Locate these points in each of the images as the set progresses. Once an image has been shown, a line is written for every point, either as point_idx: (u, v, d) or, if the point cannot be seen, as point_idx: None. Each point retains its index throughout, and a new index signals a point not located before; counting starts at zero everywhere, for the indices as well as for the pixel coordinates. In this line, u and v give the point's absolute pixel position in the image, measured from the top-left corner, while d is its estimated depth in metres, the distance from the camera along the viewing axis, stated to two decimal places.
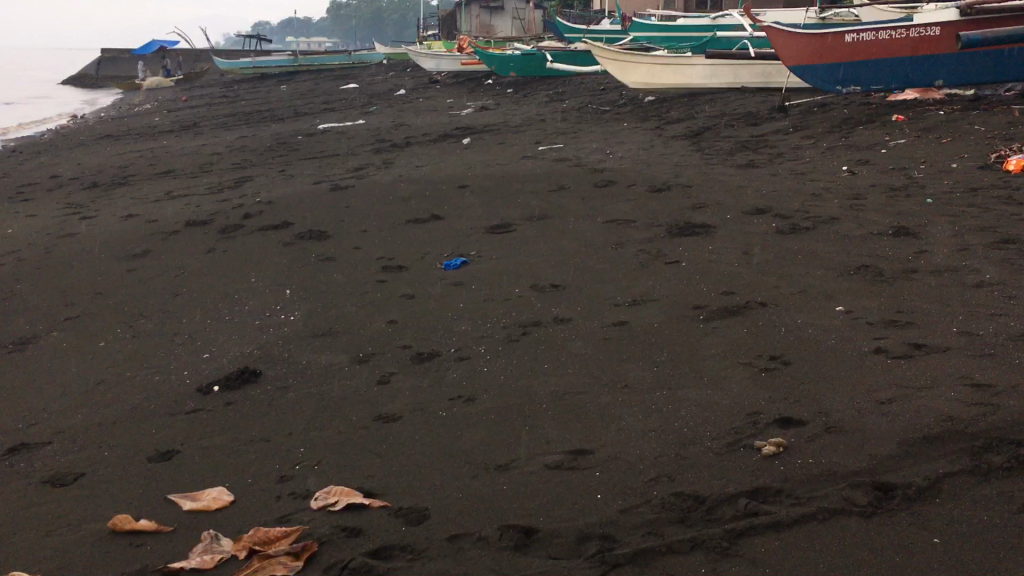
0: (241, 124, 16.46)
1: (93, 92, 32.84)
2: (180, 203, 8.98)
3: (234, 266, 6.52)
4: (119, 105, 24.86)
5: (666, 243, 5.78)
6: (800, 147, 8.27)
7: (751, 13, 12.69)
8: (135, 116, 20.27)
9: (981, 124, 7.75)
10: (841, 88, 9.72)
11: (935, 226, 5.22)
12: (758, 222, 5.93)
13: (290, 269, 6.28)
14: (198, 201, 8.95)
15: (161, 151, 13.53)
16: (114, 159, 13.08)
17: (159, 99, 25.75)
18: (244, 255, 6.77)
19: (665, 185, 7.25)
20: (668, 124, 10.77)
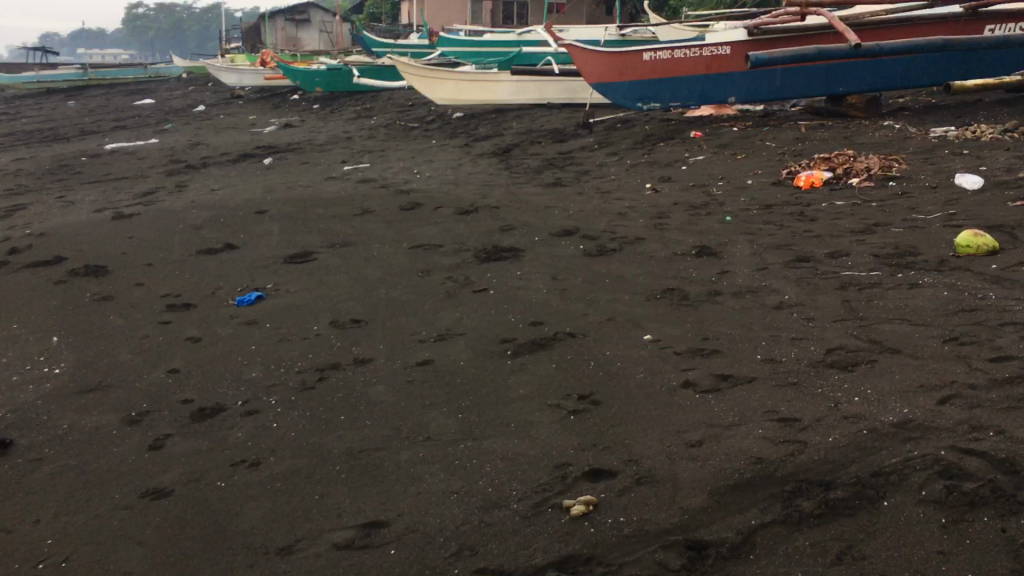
0: (18, 145, 15.08)
1: None
2: None
3: None
4: None
5: (473, 269, 5.56)
6: (605, 164, 8.30)
7: (553, 29, 12.79)
8: None
9: (772, 140, 8.03)
10: (640, 105, 9.81)
11: (735, 244, 5.26)
12: (564, 244, 5.81)
13: (60, 312, 5.61)
14: None
15: None
16: None
17: None
18: (5, 297, 6.01)
19: (472, 206, 7.05)
20: (476, 140, 10.63)
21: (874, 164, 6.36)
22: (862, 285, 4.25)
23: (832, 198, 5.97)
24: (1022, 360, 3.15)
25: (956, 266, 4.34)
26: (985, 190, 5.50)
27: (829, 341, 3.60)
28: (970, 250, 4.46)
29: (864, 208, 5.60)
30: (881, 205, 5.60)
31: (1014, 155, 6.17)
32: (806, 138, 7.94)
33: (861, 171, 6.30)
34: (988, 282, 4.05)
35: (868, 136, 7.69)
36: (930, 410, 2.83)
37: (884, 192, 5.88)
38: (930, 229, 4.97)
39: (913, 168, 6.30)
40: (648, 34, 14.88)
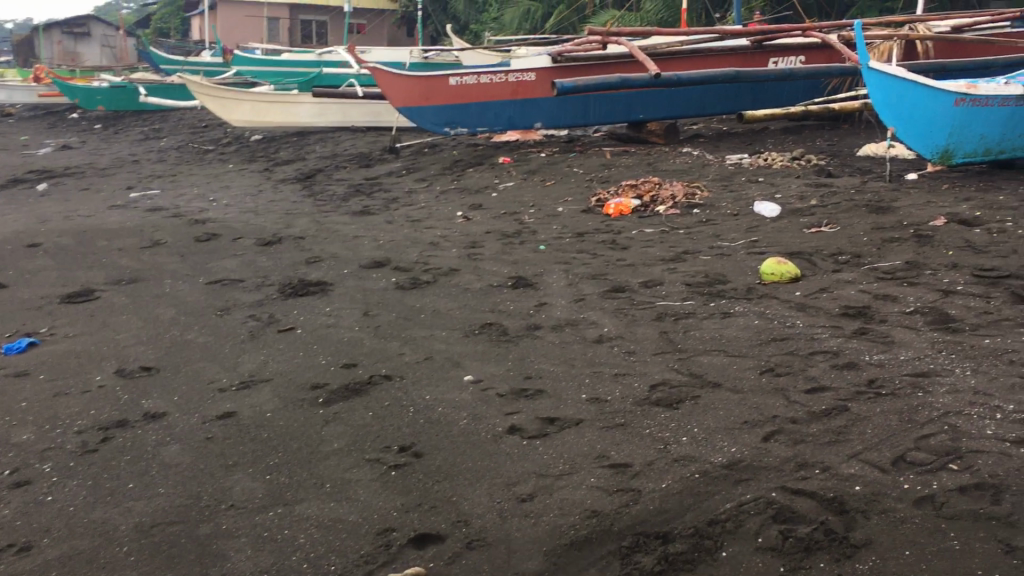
0: None
1: None
2: None
3: None
4: None
5: (277, 306, 5.19)
6: (414, 190, 8.12)
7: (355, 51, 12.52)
8: None
9: (580, 167, 8.14)
10: (448, 130, 9.68)
11: (550, 275, 5.20)
12: (375, 276, 5.56)
13: None
14: None
15: None
16: None
17: None
18: None
19: (275, 237, 6.66)
20: (277, 165, 10.17)
21: (678, 192, 6.52)
22: (678, 315, 4.28)
23: (641, 225, 6.07)
24: (836, 390, 3.21)
25: (763, 293, 4.46)
26: (781, 217, 5.75)
27: (651, 377, 3.55)
28: (775, 278, 4.60)
29: (672, 236, 5.71)
30: (687, 233, 5.73)
31: (803, 183, 6.51)
32: (611, 165, 8.10)
33: (667, 199, 6.44)
34: (794, 310, 4.17)
35: (669, 163, 7.94)
36: (756, 447, 2.80)
37: (689, 220, 6.04)
38: (735, 257, 5.12)
39: (714, 196, 6.51)
40: (451, 59, 14.90)
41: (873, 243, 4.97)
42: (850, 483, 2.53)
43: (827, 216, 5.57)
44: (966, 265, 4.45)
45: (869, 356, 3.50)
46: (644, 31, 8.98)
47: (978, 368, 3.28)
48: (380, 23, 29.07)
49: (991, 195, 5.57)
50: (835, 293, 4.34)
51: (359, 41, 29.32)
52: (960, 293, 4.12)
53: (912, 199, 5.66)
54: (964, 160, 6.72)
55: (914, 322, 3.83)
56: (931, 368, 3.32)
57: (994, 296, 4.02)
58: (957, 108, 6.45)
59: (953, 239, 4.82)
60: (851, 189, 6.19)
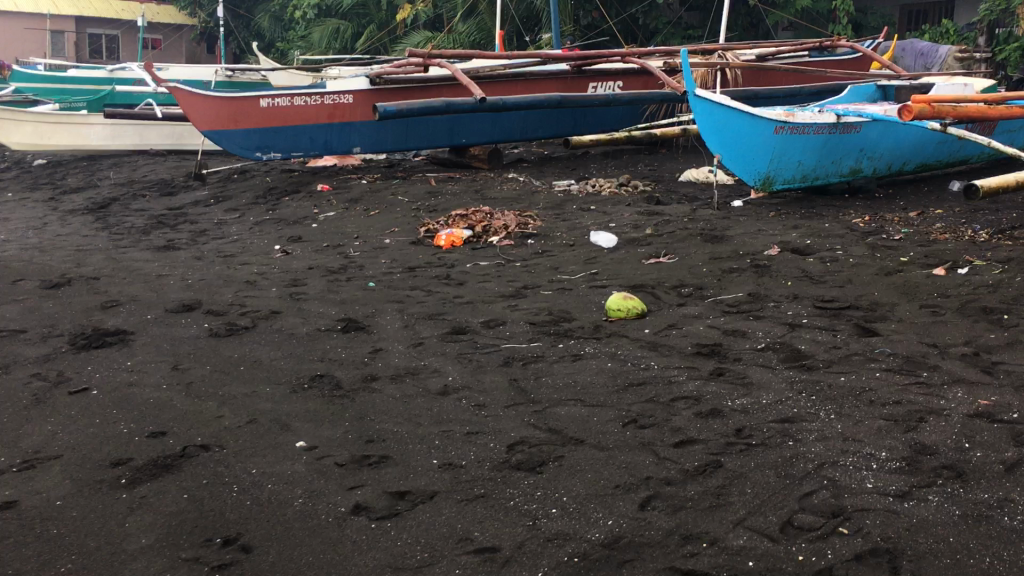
0: None
1: None
2: None
3: None
4: None
5: (68, 361, 4.51)
6: (225, 222, 7.49)
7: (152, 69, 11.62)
8: None
9: (404, 195, 7.80)
10: (260, 155, 8.99)
11: (382, 316, 4.82)
12: (184, 322, 4.97)
13: None
14: None
15: None
16: None
17: None
18: None
19: (63, 278, 5.88)
20: (65, 193, 9.20)
21: (510, 221, 6.37)
22: (526, 360, 4.01)
23: (474, 258, 5.81)
24: (705, 442, 2.99)
25: (610, 331, 4.27)
26: (618, 247, 5.64)
27: (506, 435, 3.23)
28: (621, 314, 4.43)
29: (508, 269, 5.48)
30: (524, 266, 5.52)
31: (634, 211, 6.46)
32: (437, 192, 7.82)
33: (499, 230, 6.24)
34: (646, 349, 3.99)
35: (496, 191, 7.75)
36: (634, 518, 2.54)
37: (524, 251, 5.84)
38: (576, 292, 4.94)
39: (547, 225, 6.41)
40: (258, 79, 14.17)
41: (713, 274, 4.91)
42: (742, 558, 2.31)
43: (663, 246, 5.50)
44: (806, 295, 4.44)
45: (732, 400, 3.33)
46: (465, 53, 8.76)
47: (842, 410, 3.17)
48: (177, 38, 27.64)
49: (816, 223, 5.69)
50: (684, 329, 4.22)
51: (155, 57, 27.74)
52: (806, 325, 4.08)
53: (743, 227, 5.69)
54: (784, 186, 6.96)
55: (768, 360, 3.72)
56: (796, 412, 3.18)
57: (840, 329, 3.99)
58: (777, 136, 6.64)
59: (789, 268, 4.83)
60: (682, 216, 6.18)
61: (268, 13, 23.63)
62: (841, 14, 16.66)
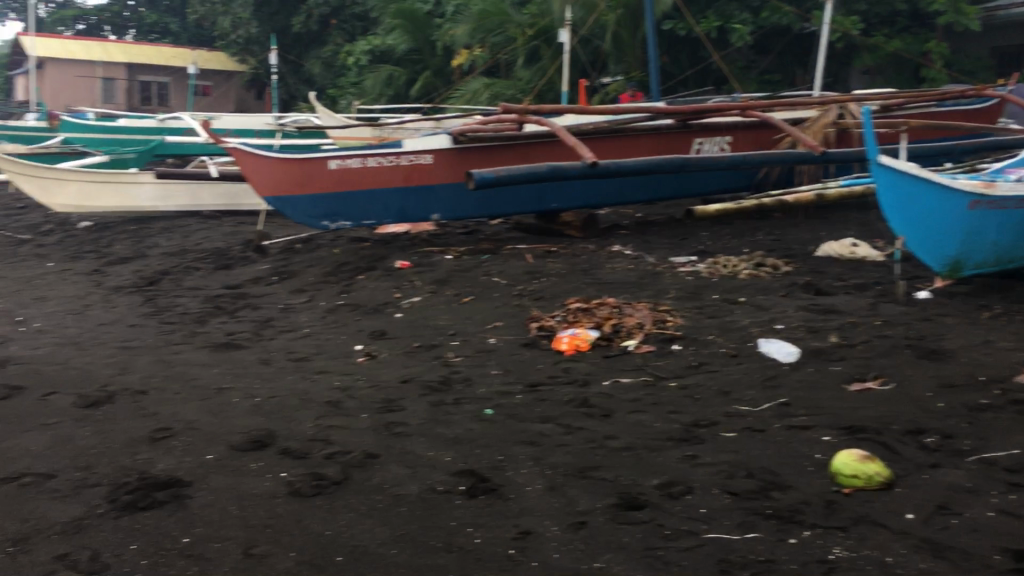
0: None
1: None
2: None
3: None
4: None
5: (95, 536, 3.44)
6: (292, 307, 6.43)
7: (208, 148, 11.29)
8: None
9: (501, 273, 6.67)
10: (327, 223, 7.96)
11: (517, 470, 3.67)
12: (255, 467, 3.92)
13: None
14: None
15: None
16: None
17: None
18: None
19: (106, 393, 4.86)
20: (110, 265, 8.27)
21: (646, 318, 5.20)
22: (751, 565, 2.81)
23: (612, 373, 4.63)
24: None
25: (854, 515, 3.04)
26: (801, 362, 4.44)
27: None
28: (858, 482, 3.20)
29: (664, 395, 4.27)
30: (684, 389, 4.32)
31: (798, 306, 5.26)
32: (538, 271, 6.66)
33: (633, 330, 5.09)
34: (927, 556, 2.75)
35: (608, 270, 6.60)
36: None
37: (674, 363, 4.68)
38: (772, 436, 3.72)
39: (691, 323, 5.22)
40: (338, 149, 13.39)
41: (958, 414, 3.68)
42: None
43: (865, 365, 4.27)
44: None
45: None
46: (564, 107, 7.62)
47: None
48: (227, 86, 27.90)
49: None
50: (965, 516, 2.96)
51: (205, 105, 27.81)
52: None
53: (960, 337, 4.49)
54: (975, 271, 5.66)
55: None
56: None
57: None
58: (972, 212, 5.39)
59: None
60: (868, 317, 4.95)
61: (318, 59, 23.05)
62: (935, 56, 15.26)
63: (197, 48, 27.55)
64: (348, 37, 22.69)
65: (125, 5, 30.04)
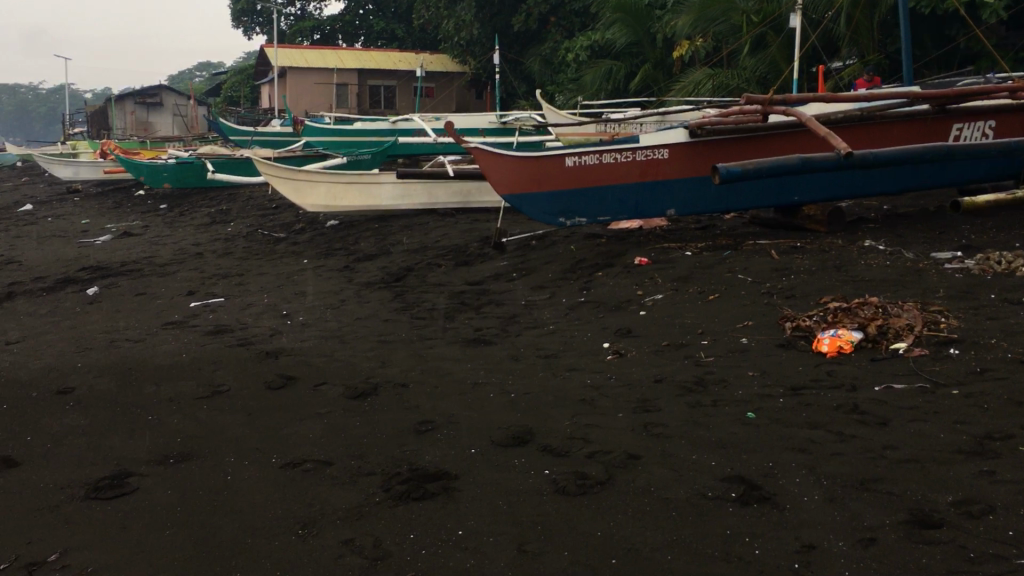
0: None
1: None
2: None
3: None
4: None
5: (376, 524, 3.62)
6: (534, 304, 6.51)
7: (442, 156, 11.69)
8: None
9: (745, 269, 6.45)
10: (562, 221, 8.02)
11: (791, 478, 3.52)
12: (519, 464, 3.98)
13: None
14: None
15: None
16: None
17: None
18: None
19: (370, 385, 5.11)
20: (359, 261, 8.73)
21: (916, 319, 4.85)
22: None
23: (882, 378, 4.34)
24: None
25: None
26: None
27: None
28: None
29: (945, 403, 3.96)
30: (968, 397, 3.98)
31: None
32: (786, 267, 6.39)
33: (901, 332, 4.76)
34: None
35: (862, 266, 6.23)
36: None
37: (952, 368, 4.33)
38: None
39: (967, 325, 4.81)
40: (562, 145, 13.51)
41: None
42: None
43: None
44: None
45: None
46: (812, 96, 7.23)
47: None
48: (449, 86, 28.88)
49: None
50: None
51: (429, 106, 28.93)
52: None
53: None
54: None
55: None
56: None
57: None
58: None
59: None
60: None
61: (538, 57, 23.39)
62: None
63: (421, 52, 28.71)
64: (566, 33, 22.86)
65: (356, 14, 31.77)
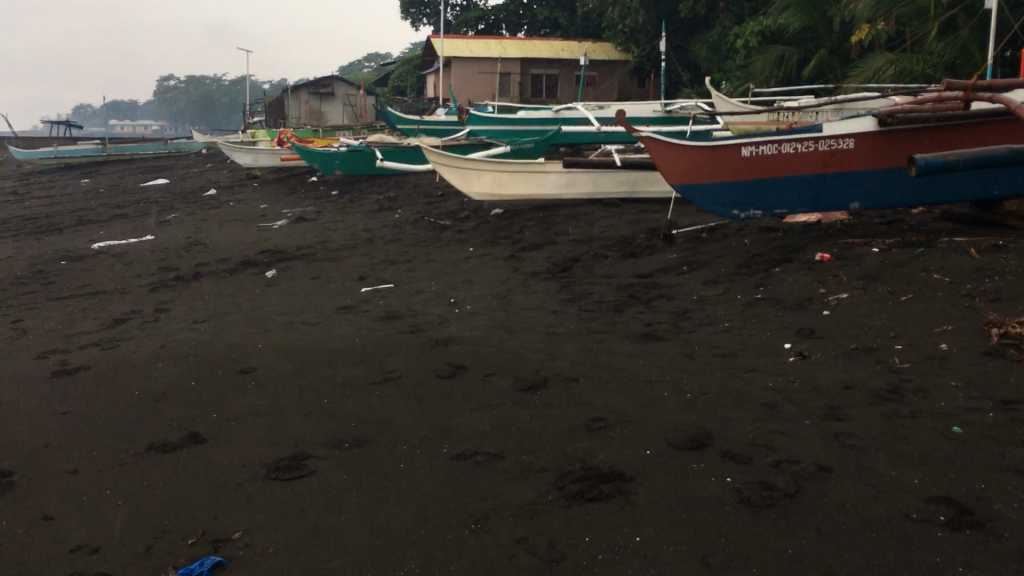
0: (10, 238, 13.70)
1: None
2: None
3: None
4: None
5: (549, 523, 3.53)
6: (707, 299, 6.26)
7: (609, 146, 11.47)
8: None
9: (940, 268, 5.97)
10: (736, 213, 7.72)
11: (1010, 505, 3.18)
12: (698, 470, 3.79)
13: None
14: None
15: None
16: None
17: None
18: None
19: (540, 379, 5.02)
20: (524, 250, 8.68)
21: None
22: None
23: None
24: None
25: None
26: None
27: None
28: None
29: None
30: None
31: None
32: (988, 267, 5.87)
33: None
34: None
35: None
36: None
37: None
38: None
39: None
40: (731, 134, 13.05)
41: None
42: None
43: None
44: None
45: None
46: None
47: None
48: (611, 75, 28.58)
49: None
50: None
51: (591, 94, 28.73)
52: None
53: None
54: None
55: None
56: None
57: None
58: None
59: None
60: None
61: (705, 44, 22.76)
62: None
63: (585, 41, 28.53)
64: (736, 19, 22.12)
65: (520, 3, 31.89)
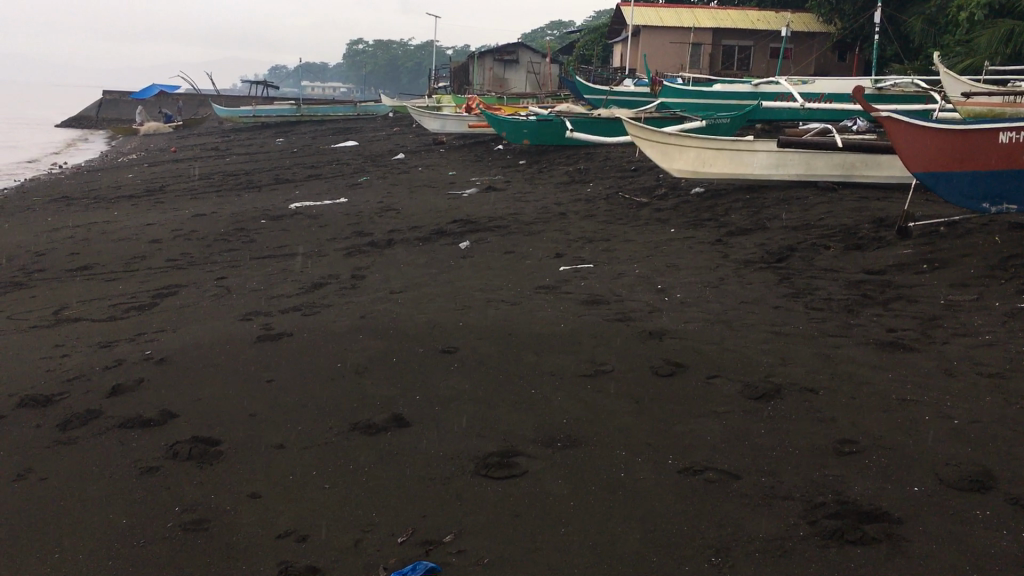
0: (215, 193, 14.27)
1: (94, 142, 31.70)
2: (60, 336, 6.38)
3: (50, 519, 3.75)
4: (107, 159, 23.39)
5: (806, 568, 3.03)
6: (957, 305, 5.51)
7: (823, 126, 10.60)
8: (105, 177, 18.48)
9: None
10: (987, 207, 6.85)
11: None
12: (983, 522, 3.19)
13: (129, 550, 3.47)
14: (85, 336, 6.33)
15: (100, 232, 11.17)
16: (45, 243, 10.75)
17: (149, 153, 24.36)
18: (99, 490, 3.96)
19: (773, 386, 4.49)
20: (732, 235, 8.08)
21: None
22: None
23: None
24: None
25: None
26: None
27: None
28: None
29: None
30: None
31: None
32: None
33: None
34: None
35: None
36: None
37: None
38: None
39: None
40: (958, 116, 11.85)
41: None
42: None
43: None
44: None
45: None
46: None
47: None
48: (810, 48, 27.00)
49: None
50: None
51: (786, 68, 27.28)
52: None
53: None
54: None
55: None
56: None
57: None
58: None
59: None
60: None
61: (921, 17, 21.03)
62: None
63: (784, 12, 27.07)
64: None
65: None
